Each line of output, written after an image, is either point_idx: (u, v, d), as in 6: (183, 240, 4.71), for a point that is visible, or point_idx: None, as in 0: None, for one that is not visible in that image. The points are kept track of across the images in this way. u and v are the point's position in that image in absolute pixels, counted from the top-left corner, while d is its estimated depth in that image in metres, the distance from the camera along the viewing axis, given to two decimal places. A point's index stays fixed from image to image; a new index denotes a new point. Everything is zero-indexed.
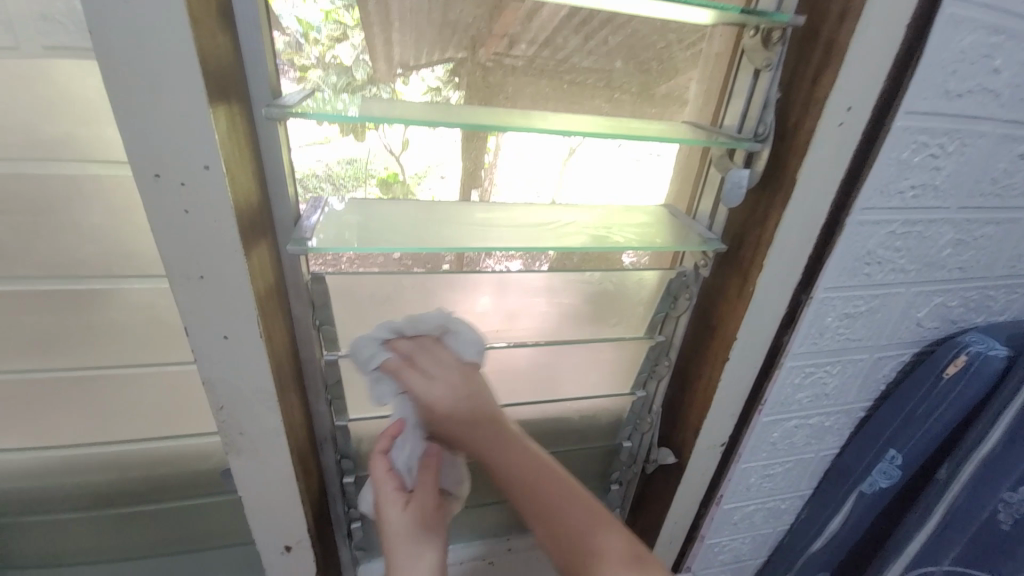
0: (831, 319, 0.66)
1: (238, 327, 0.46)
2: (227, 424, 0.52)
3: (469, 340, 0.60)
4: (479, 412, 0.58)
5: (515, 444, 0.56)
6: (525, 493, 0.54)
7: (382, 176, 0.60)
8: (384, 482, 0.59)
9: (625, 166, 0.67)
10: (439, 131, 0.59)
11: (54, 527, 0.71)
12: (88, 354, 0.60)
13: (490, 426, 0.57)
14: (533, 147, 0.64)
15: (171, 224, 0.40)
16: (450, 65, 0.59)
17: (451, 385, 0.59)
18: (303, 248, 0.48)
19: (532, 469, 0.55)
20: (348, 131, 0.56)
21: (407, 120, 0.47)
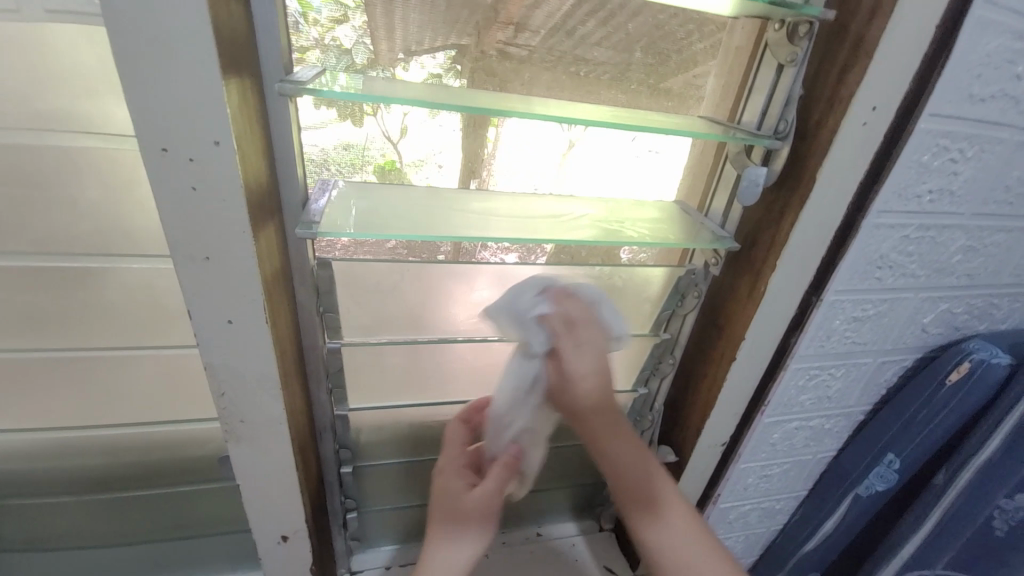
0: (840, 322, 0.66)
1: (243, 311, 0.44)
2: (228, 411, 0.50)
3: (615, 326, 0.54)
4: (611, 418, 0.56)
5: (634, 454, 0.57)
6: (627, 496, 0.59)
7: (379, 162, 0.59)
8: (454, 456, 0.63)
9: (631, 160, 0.67)
10: (436, 119, 0.58)
11: (45, 511, 0.69)
12: (83, 335, 0.58)
13: (617, 433, 0.56)
14: (532, 139, 0.63)
15: (177, 201, 0.39)
16: (452, 52, 0.57)
17: (602, 369, 0.53)
18: (311, 232, 0.46)
19: (645, 481, 0.58)
20: (344, 115, 0.55)
21: (409, 100, 0.45)
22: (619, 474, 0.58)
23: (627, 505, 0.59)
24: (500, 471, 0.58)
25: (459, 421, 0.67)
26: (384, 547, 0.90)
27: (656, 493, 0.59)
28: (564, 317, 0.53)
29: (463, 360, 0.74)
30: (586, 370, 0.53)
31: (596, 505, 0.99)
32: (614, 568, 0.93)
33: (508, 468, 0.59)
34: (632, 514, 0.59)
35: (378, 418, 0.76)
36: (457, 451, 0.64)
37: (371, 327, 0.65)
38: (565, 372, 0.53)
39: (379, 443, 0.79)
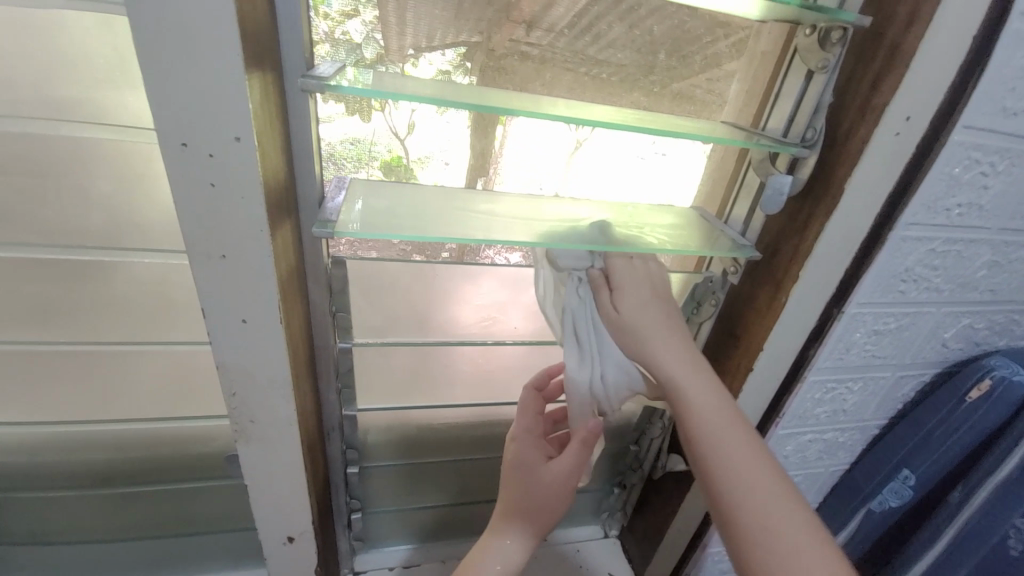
0: (860, 335, 0.65)
1: (258, 310, 0.43)
2: (239, 411, 0.49)
3: (658, 274, 0.60)
4: (693, 369, 0.56)
5: (722, 415, 0.55)
6: (719, 472, 0.54)
7: (385, 158, 0.58)
8: (529, 423, 0.68)
9: (647, 163, 0.65)
10: (443, 115, 0.57)
11: (50, 504, 0.69)
12: (92, 329, 0.57)
13: (701, 385, 0.56)
14: (541, 138, 0.61)
15: (193, 197, 0.38)
16: (461, 49, 0.55)
17: (656, 313, 0.58)
18: (328, 232, 0.45)
19: (740, 446, 0.54)
20: (353, 110, 0.53)
21: (419, 97, 0.43)
22: (707, 439, 0.55)
23: (717, 482, 0.54)
24: (579, 442, 0.63)
25: (530, 388, 0.70)
26: (388, 547, 0.89)
27: (752, 467, 0.54)
28: (615, 270, 0.58)
29: (474, 361, 0.74)
30: (648, 318, 0.57)
31: (602, 510, 0.98)
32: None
33: (589, 439, 0.63)
34: (726, 496, 0.54)
35: (387, 418, 0.76)
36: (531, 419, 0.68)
37: (383, 327, 0.65)
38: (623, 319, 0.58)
39: (385, 444, 0.78)
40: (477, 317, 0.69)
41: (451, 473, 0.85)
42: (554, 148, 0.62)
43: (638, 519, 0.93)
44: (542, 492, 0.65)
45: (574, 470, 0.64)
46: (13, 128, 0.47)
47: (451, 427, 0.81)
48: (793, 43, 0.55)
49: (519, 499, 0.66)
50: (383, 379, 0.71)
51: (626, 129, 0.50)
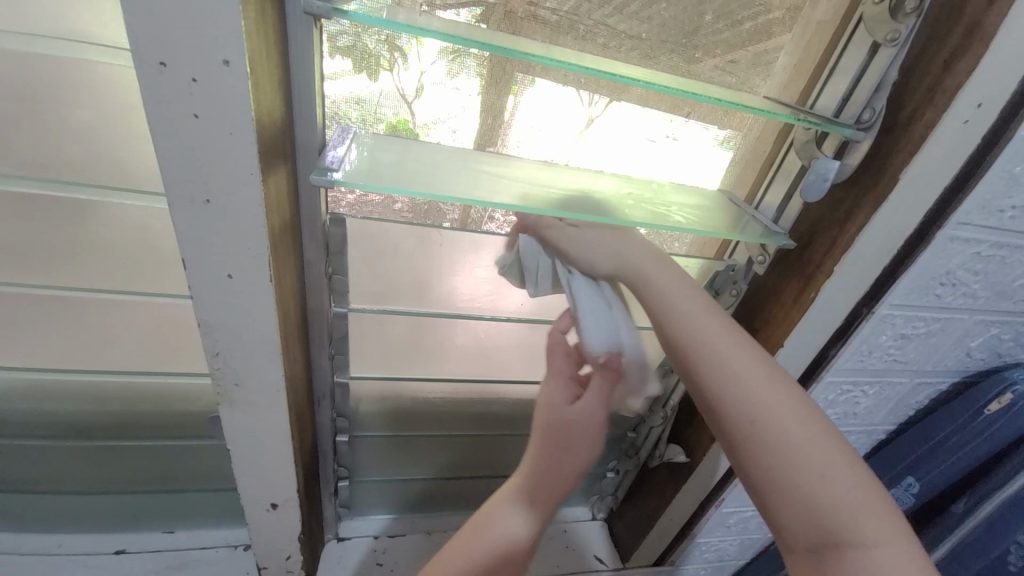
0: (886, 338, 0.62)
1: (247, 264, 0.39)
2: (223, 372, 0.45)
3: (631, 241, 0.56)
4: (782, 399, 0.51)
5: (822, 454, 0.50)
6: (819, 522, 0.49)
7: (391, 121, 0.52)
8: (561, 362, 0.63)
9: (675, 147, 0.60)
10: (453, 80, 0.52)
11: (28, 450, 0.66)
12: (68, 274, 0.53)
13: (796, 418, 0.50)
14: (552, 113, 0.56)
15: (173, 128, 0.32)
16: (478, 10, 0.49)
17: (659, 265, 0.55)
18: (327, 181, 0.41)
19: (800, 428, 0.50)
20: (360, 67, 0.48)
21: (442, 34, 0.38)
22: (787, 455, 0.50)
23: (803, 492, 0.49)
24: (604, 375, 0.60)
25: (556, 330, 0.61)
26: (374, 515, 0.88)
27: (863, 513, 0.48)
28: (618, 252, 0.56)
29: (475, 335, 0.70)
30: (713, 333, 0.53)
31: (592, 493, 0.97)
32: (604, 558, 0.92)
33: (614, 373, 0.59)
34: (812, 500, 0.49)
35: (380, 390, 0.73)
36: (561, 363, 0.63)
37: (382, 294, 0.61)
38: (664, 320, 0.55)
39: (376, 415, 0.75)
40: (473, 292, 0.64)
41: (441, 447, 0.83)
42: (563, 122, 0.57)
43: (629, 505, 0.92)
44: (570, 437, 0.63)
45: (597, 408, 0.61)
46: None
47: (445, 402, 0.78)
48: (856, 11, 0.50)
49: (548, 456, 0.65)
50: (378, 348, 0.67)
51: (660, 88, 0.45)
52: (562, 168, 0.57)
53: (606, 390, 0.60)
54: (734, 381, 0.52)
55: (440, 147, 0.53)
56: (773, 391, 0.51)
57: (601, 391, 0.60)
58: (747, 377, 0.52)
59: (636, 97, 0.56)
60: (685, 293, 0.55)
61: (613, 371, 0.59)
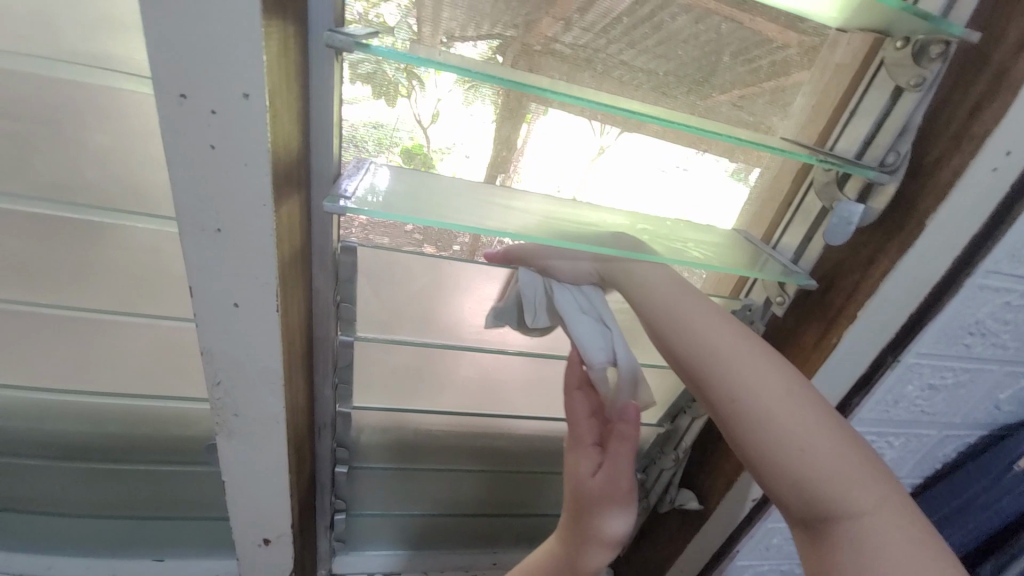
0: (912, 388, 0.60)
1: (254, 294, 0.38)
2: (223, 401, 0.44)
3: (639, 272, 0.55)
4: (792, 403, 0.49)
5: (815, 429, 0.48)
6: (813, 496, 0.47)
7: (406, 145, 0.52)
8: (583, 433, 0.60)
9: (686, 180, 0.59)
10: (468, 107, 0.51)
11: (22, 470, 0.65)
12: (74, 294, 0.53)
13: (785, 393, 0.50)
14: (563, 143, 0.55)
15: (188, 159, 0.32)
16: (495, 43, 0.49)
17: (662, 276, 0.54)
18: (342, 210, 0.40)
19: (815, 431, 0.48)
20: (379, 93, 0.48)
21: (463, 69, 0.38)
22: (799, 457, 0.48)
23: (816, 492, 0.47)
24: (620, 439, 0.56)
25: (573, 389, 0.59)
26: (370, 550, 0.84)
27: (858, 484, 0.47)
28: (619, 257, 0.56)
29: (481, 367, 0.68)
30: (698, 313, 0.53)
31: None
32: None
33: (630, 433, 0.56)
34: (825, 499, 0.47)
35: (382, 420, 0.71)
36: (580, 426, 0.60)
37: (390, 323, 0.60)
38: (649, 304, 0.54)
39: (378, 445, 0.73)
40: (483, 323, 0.63)
41: (442, 480, 0.80)
42: (574, 151, 0.56)
43: (637, 551, 0.88)
44: (601, 506, 0.59)
45: (624, 473, 0.58)
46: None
47: (449, 435, 0.75)
48: (880, 55, 0.49)
49: (580, 530, 0.60)
50: (383, 377, 0.66)
51: (673, 125, 0.45)
52: (569, 203, 0.56)
53: (629, 451, 0.57)
54: (719, 358, 0.51)
55: (451, 179, 0.54)
56: (779, 388, 0.50)
57: (623, 456, 0.57)
58: (748, 377, 0.50)
59: (652, 133, 0.56)
60: (688, 301, 0.54)
61: (630, 430, 0.56)
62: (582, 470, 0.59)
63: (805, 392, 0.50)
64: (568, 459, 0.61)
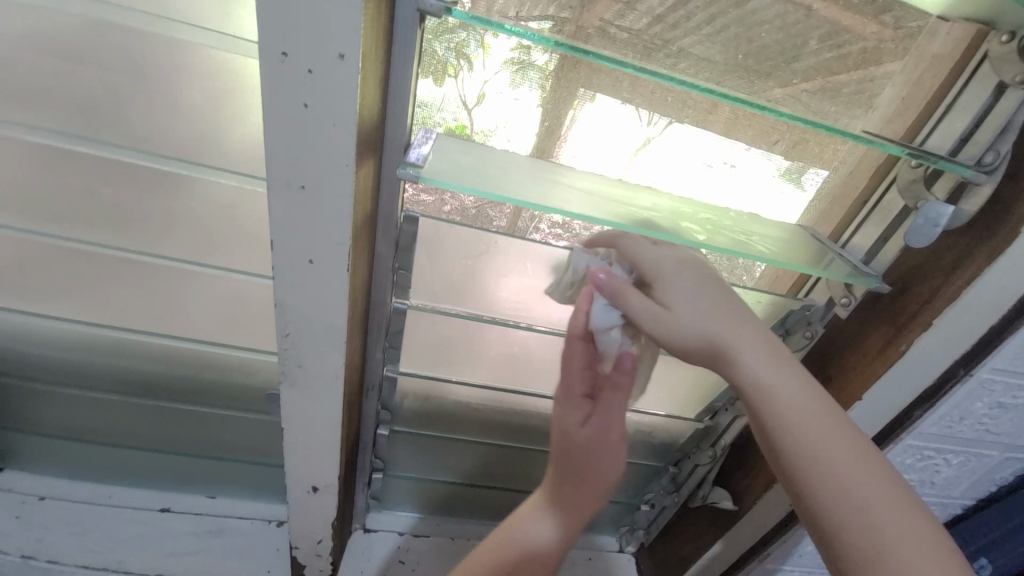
0: (981, 405, 0.57)
1: (329, 252, 0.40)
2: (288, 353, 0.46)
3: (685, 266, 0.50)
4: (829, 432, 0.46)
5: (871, 485, 0.44)
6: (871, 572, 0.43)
7: (449, 126, 0.53)
8: (574, 381, 0.57)
9: (732, 174, 0.57)
10: (514, 90, 0.52)
11: (98, 403, 0.72)
12: (156, 243, 0.57)
13: (840, 444, 0.45)
14: (607, 130, 0.55)
15: (282, 117, 0.34)
16: (547, 24, 0.47)
17: (684, 275, 0.49)
18: (417, 175, 0.41)
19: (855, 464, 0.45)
20: (427, 72, 0.48)
21: (515, 29, 0.39)
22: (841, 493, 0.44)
23: (862, 539, 0.43)
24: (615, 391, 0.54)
25: (575, 338, 0.53)
26: (401, 511, 0.88)
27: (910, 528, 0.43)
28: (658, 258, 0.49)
29: (525, 346, 0.69)
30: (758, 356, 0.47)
31: (622, 523, 0.94)
32: None
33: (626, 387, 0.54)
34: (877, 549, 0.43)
35: (423, 389, 0.73)
36: (574, 374, 0.56)
37: (441, 294, 0.62)
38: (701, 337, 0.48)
39: (417, 412, 0.76)
40: (520, 299, 0.63)
41: (474, 452, 0.82)
42: (615, 138, 0.55)
43: (663, 543, 0.88)
44: (588, 460, 0.58)
45: (612, 425, 0.56)
46: (106, 20, 0.44)
47: (485, 409, 0.77)
48: (982, 48, 0.47)
49: (567, 482, 0.61)
50: (430, 347, 0.68)
51: (750, 107, 0.44)
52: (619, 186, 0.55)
53: (620, 405, 0.55)
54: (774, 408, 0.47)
55: (510, 155, 0.53)
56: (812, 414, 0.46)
57: (614, 408, 0.55)
58: (779, 400, 0.47)
59: (724, 119, 0.54)
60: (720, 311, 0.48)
61: (626, 383, 0.54)
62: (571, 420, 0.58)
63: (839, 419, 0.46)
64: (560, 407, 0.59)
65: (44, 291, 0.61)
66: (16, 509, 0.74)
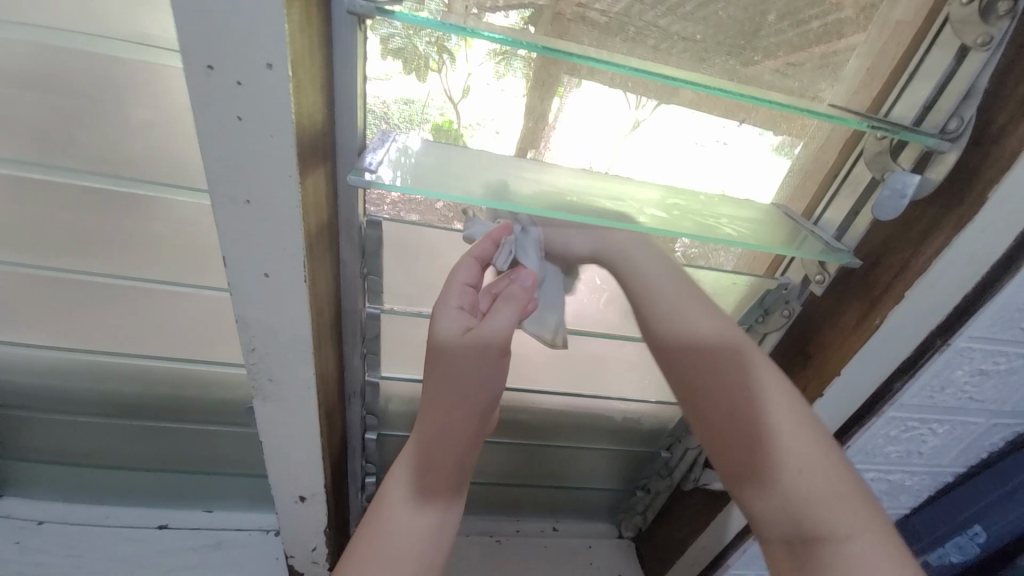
0: (961, 373, 0.57)
1: (284, 264, 0.39)
2: (257, 367, 0.46)
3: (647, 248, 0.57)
4: (767, 393, 0.53)
5: (796, 441, 0.51)
6: (806, 542, 0.50)
7: (437, 121, 0.51)
8: (451, 296, 0.48)
9: (724, 153, 0.56)
10: (499, 81, 0.50)
11: (85, 426, 0.72)
12: (122, 264, 0.56)
13: (772, 404, 0.53)
14: (598, 116, 0.53)
15: (218, 132, 0.33)
16: (528, 12, 0.46)
17: (655, 259, 0.56)
18: (362, 181, 0.40)
19: (783, 422, 0.52)
20: (410, 69, 0.47)
21: (493, 35, 0.39)
22: (772, 448, 0.52)
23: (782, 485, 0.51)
24: (508, 299, 0.48)
25: (469, 254, 0.49)
26: None
27: (824, 477, 0.50)
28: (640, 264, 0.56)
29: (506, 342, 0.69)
30: (704, 332, 0.54)
31: (619, 509, 0.95)
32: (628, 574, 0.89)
33: (525, 299, 0.48)
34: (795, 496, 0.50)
35: (408, 391, 0.73)
36: (458, 290, 0.48)
37: (415, 296, 0.62)
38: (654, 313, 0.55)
39: (404, 414, 0.76)
40: None
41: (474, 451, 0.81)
42: (606, 123, 0.54)
43: (659, 527, 0.88)
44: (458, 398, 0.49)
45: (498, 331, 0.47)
46: (48, 42, 0.43)
47: None
48: (945, 8, 0.45)
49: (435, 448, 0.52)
50: (409, 349, 0.67)
51: (706, 90, 0.43)
52: (605, 178, 0.54)
53: (506, 317, 0.47)
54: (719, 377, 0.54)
55: (483, 153, 0.52)
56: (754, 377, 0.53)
57: (504, 311, 0.47)
58: (725, 365, 0.54)
59: (687, 101, 0.53)
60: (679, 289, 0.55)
61: (523, 297, 0.48)
62: (447, 330, 0.47)
63: (775, 379, 0.54)
64: (430, 355, 0.48)
65: (15, 319, 0.60)
66: (14, 535, 0.73)
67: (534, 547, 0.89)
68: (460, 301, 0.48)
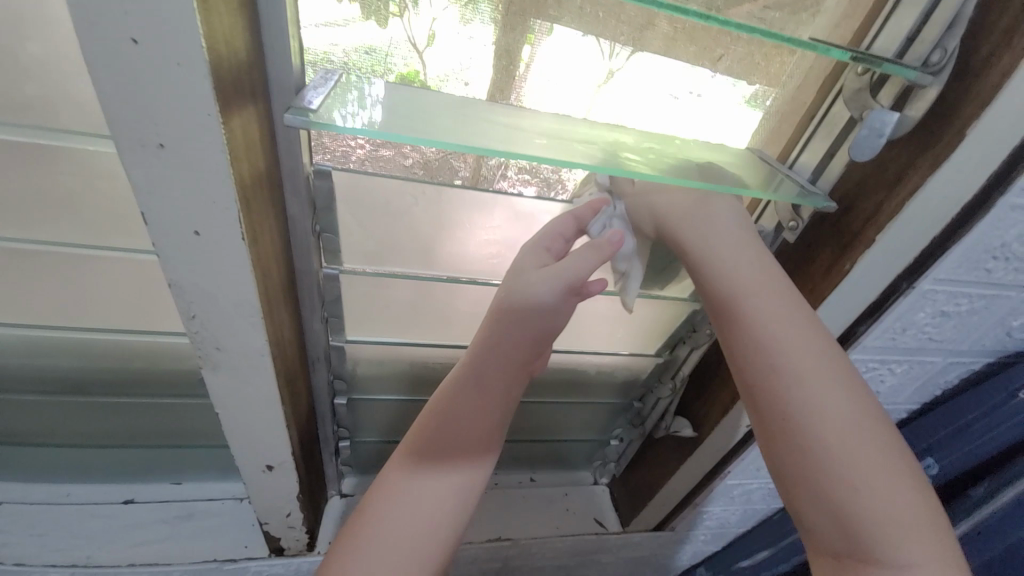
0: (923, 314, 0.58)
1: (215, 220, 0.35)
2: (201, 336, 0.42)
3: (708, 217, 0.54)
4: (828, 386, 0.50)
5: (853, 440, 0.49)
6: (847, 541, 0.49)
7: (401, 72, 0.47)
8: (542, 238, 0.53)
9: (702, 99, 0.53)
10: (466, 28, 0.46)
11: (25, 406, 0.66)
12: (37, 227, 0.50)
13: (831, 398, 0.50)
14: (570, 65, 0.49)
15: (110, 58, 0.28)
16: None
17: (715, 231, 0.53)
18: (303, 121, 0.35)
19: (844, 421, 0.49)
20: (369, 13, 0.43)
21: None
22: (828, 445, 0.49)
23: (833, 483, 0.49)
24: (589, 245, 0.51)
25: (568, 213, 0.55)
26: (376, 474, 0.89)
27: (880, 477, 0.48)
28: (696, 231, 0.54)
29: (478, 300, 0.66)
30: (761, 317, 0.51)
31: (595, 459, 0.97)
32: (603, 517, 0.93)
33: (604, 248, 0.50)
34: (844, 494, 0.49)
35: (378, 354, 0.71)
36: (550, 235, 0.53)
37: (376, 255, 0.58)
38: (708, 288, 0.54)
39: (374, 377, 0.74)
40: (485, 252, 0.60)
41: None
42: (579, 73, 0.50)
43: (633, 472, 0.92)
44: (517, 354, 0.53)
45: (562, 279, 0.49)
46: None
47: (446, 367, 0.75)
48: None
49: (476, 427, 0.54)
50: (375, 310, 0.64)
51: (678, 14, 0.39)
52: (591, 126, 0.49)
53: (582, 258, 0.49)
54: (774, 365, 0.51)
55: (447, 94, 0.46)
56: (815, 367, 0.50)
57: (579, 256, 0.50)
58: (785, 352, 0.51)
59: (662, 34, 0.49)
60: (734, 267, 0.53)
61: (603, 244, 0.50)
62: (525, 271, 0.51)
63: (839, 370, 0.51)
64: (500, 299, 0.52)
65: None
66: None
67: (512, 499, 0.91)
68: (548, 244, 0.53)
